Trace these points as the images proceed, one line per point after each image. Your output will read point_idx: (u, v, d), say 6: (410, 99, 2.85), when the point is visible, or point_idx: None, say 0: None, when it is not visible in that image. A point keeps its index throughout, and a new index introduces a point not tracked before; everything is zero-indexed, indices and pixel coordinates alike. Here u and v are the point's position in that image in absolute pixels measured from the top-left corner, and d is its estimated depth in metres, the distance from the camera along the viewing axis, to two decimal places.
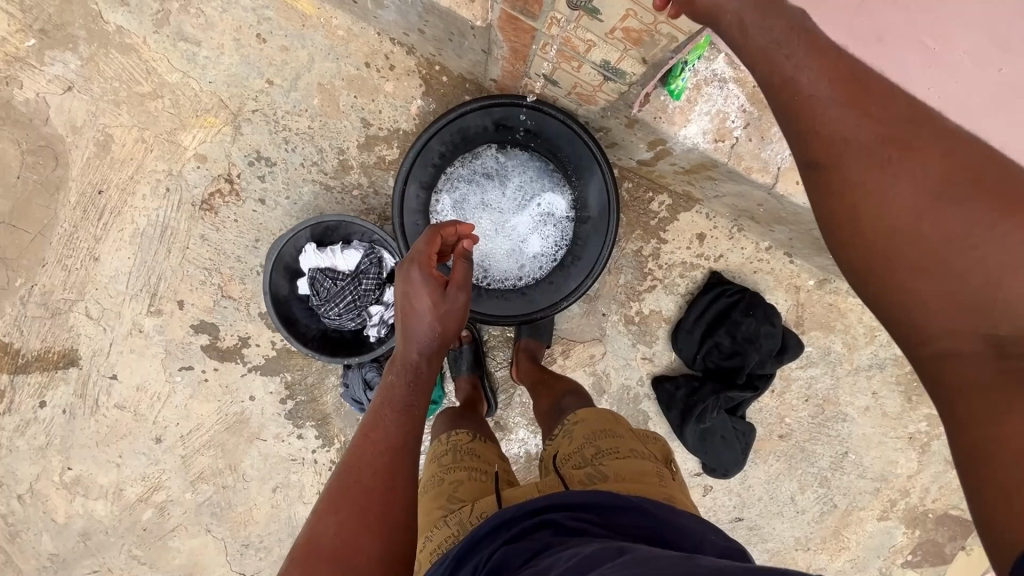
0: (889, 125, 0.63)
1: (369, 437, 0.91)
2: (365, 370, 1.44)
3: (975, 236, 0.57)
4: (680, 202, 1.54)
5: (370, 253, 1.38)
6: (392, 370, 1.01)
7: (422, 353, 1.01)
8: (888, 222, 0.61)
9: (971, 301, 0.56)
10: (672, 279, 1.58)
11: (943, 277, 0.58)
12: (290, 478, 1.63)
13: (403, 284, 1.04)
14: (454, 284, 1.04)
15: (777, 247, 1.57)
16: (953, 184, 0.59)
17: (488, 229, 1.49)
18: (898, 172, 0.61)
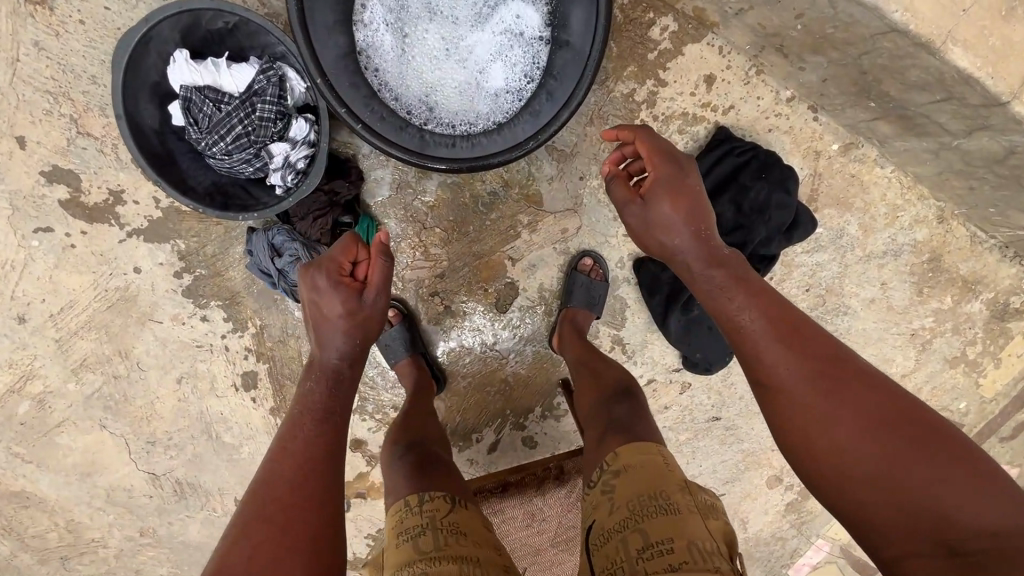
0: (810, 363, 0.73)
1: (283, 452, 0.79)
2: (273, 233, 1.11)
3: (862, 417, 0.69)
4: (688, 29, 1.19)
5: (267, 70, 1.00)
6: (311, 376, 0.86)
7: (345, 355, 0.86)
8: (806, 417, 0.72)
9: (872, 447, 0.67)
10: (669, 136, 1.27)
11: (851, 438, 0.68)
12: (198, 368, 1.35)
13: (304, 292, 0.85)
14: (371, 285, 0.87)
15: (801, 98, 1.26)
16: (842, 388, 0.71)
17: (435, 51, 1.10)
18: (851, 403, 0.70)
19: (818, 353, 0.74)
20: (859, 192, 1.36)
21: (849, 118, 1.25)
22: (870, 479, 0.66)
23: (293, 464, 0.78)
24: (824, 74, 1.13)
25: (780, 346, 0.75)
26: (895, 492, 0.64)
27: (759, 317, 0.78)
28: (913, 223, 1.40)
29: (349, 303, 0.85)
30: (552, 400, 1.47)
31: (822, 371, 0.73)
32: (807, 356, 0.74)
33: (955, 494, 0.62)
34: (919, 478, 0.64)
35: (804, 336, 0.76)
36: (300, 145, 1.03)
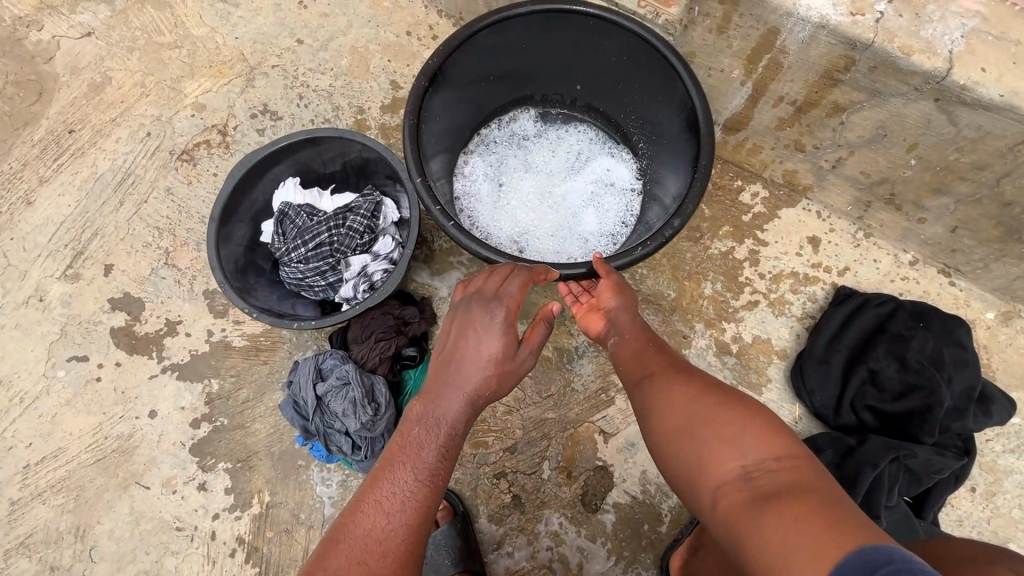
0: (660, 359, 0.72)
1: (364, 521, 0.55)
2: (322, 355, 0.92)
3: (695, 394, 0.64)
4: (779, 194, 1.16)
5: (368, 193, 1.01)
6: (421, 420, 0.63)
7: (472, 407, 0.65)
8: (652, 404, 0.67)
9: (700, 417, 0.61)
10: (780, 295, 1.12)
11: (686, 410, 0.63)
12: (163, 565, 0.98)
13: (475, 317, 0.67)
14: (528, 342, 0.70)
15: (926, 261, 1.12)
16: (679, 373, 0.68)
17: (528, 198, 1.11)
18: (689, 380, 0.67)
19: (668, 356, 0.73)
20: None
21: (999, 280, 1.07)
22: (697, 444, 0.60)
23: (370, 542, 0.53)
24: (952, 222, 1.03)
25: (639, 350, 0.74)
26: (724, 454, 0.57)
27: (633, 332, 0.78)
28: None
29: (504, 353, 0.66)
30: None
31: (667, 365, 0.70)
32: (658, 357, 0.72)
33: (752, 440, 0.57)
34: (744, 438, 0.57)
35: (664, 348, 0.75)
36: (381, 259, 0.96)
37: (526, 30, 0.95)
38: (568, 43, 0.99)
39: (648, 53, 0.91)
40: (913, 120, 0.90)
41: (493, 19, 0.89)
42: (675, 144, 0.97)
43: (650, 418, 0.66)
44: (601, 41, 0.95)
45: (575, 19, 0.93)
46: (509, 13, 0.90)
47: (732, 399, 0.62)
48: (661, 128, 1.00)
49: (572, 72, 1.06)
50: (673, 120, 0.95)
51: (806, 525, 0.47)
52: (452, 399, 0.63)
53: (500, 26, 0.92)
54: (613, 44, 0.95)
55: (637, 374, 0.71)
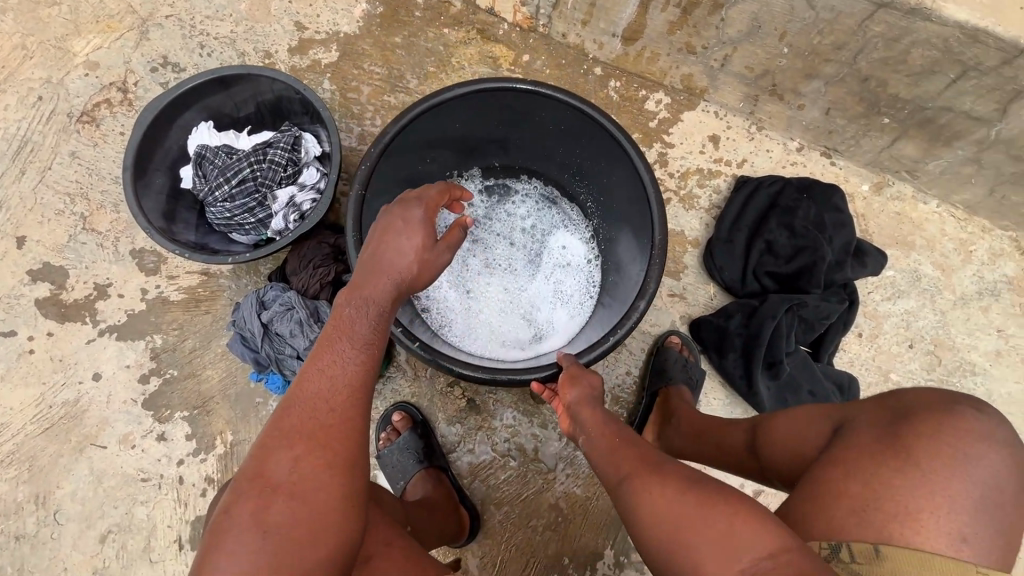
0: (634, 455, 0.67)
1: (306, 389, 0.58)
2: (263, 289, 0.95)
3: (681, 496, 0.58)
4: (679, 99, 1.26)
5: (286, 128, 1.02)
6: (350, 300, 0.65)
7: (399, 288, 0.67)
8: (638, 512, 0.60)
9: (688, 517, 0.56)
10: (689, 191, 1.23)
11: (675, 513, 0.57)
12: (134, 515, 0.99)
13: (392, 217, 0.70)
14: (447, 240, 0.72)
15: (810, 146, 1.26)
16: (656, 471, 0.63)
17: (486, 278, 1.07)
18: (669, 479, 0.61)
19: (642, 451, 0.68)
20: (915, 230, 1.24)
21: (869, 154, 1.22)
22: (698, 553, 0.54)
23: (315, 404, 0.57)
24: (825, 104, 1.16)
25: (612, 451, 0.69)
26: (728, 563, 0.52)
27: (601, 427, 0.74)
28: (992, 257, 1.23)
29: (425, 241, 0.69)
30: (625, 536, 1.04)
31: (641, 462, 0.66)
32: (633, 454, 0.67)
33: (746, 532, 0.53)
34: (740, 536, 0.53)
35: (636, 442, 0.71)
36: (308, 189, 0.98)
37: (457, 110, 0.89)
38: (507, 115, 0.94)
39: (582, 121, 0.88)
40: (780, 9, 1.00)
41: (423, 109, 0.83)
42: (625, 214, 0.94)
43: (639, 530, 0.60)
44: (535, 111, 0.91)
45: (507, 95, 0.88)
46: (439, 100, 0.83)
47: (716, 491, 0.58)
48: (613, 198, 0.96)
49: (513, 140, 1.00)
50: (623, 192, 0.92)
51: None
52: (381, 281, 0.66)
53: (432, 109, 0.85)
54: (547, 113, 0.91)
55: (615, 475, 0.66)
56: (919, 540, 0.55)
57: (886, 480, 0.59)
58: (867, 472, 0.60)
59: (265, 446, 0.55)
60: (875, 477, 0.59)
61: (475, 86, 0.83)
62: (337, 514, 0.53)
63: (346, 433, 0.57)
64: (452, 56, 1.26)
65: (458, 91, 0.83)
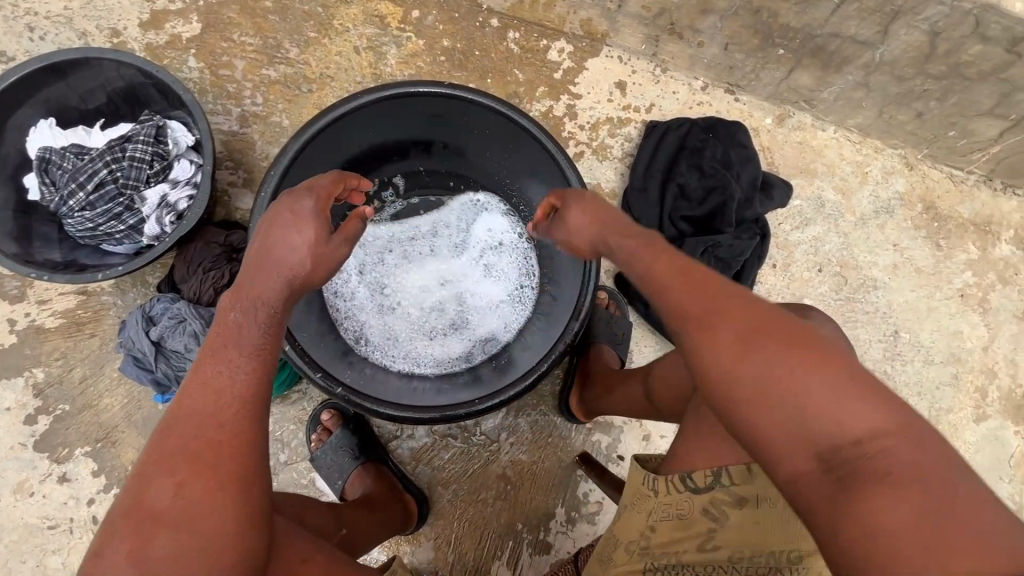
0: (702, 302, 0.55)
1: (191, 404, 0.51)
2: (149, 302, 0.85)
3: (776, 366, 0.48)
4: (582, 46, 1.22)
5: (145, 118, 0.90)
6: (236, 303, 0.57)
7: (292, 287, 0.59)
8: (709, 374, 0.51)
9: (778, 386, 0.47)
10: (601, 142, 1.21)
11: (766, 386, 0.48)
12: (48, 565, 0.91)
13: (279, 210, 0.62)
14: (345, 231, 0.65)
15: (714, 84, 1.25)
16: (753, 330, 0.51)
17: (417, 292, 1.04)
18: (766, 339, 0.50)
19: (721, 294, 0.55)
20: (816, 157, 1.28)
21: (769, 86, 1.24)
22: (784, 424, 0.47)
23: (199, 421, 0.50)
24: (723, 40, 1.16)
25: (679, 295, 0.57)
26: (819, 441, 0.46)
27: (651, 264, 0.62)
28: (885, 175, 1.30)
29: (318, 234, 0.61)
30: (574, 492, 1.06)
31: (719, 312, 0.53)
32: (704, 300, 0.55)
33: (859, 410, 0.45)
34: (850, 413, 0.45)
35: (709, 280, 0.57)
36: (182, 186, 0.87)
37: (365, 119, 0.86)
38: (425, 121, 0.92)
39: (502, 123, 0.87)
40: None
41: (326, 121, 0.80)
42: None
43: (709, 388, 0.52)
44: (453, 115, 0.90)
45: (420, 101, 0.86)
46: (342, 113, 0.80)
47: (825, 358, 0.48)
48: (541, 197, 0.96)
49: (434, 144, 0.99)
50: (551, 193, 0.92)
51: (917, 574, 0.39)
52: (269, 280, 0.58)
53: (339, 122, 0.83)
54: (469, 116, 0.90)
55: (681, 327, 0.55)
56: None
57: None
58: None
59: (146, 471, 0.48)
60: None
61: (387, 92, 0.82)
62: (232, 539, 0.47)
63: (245, 449, 0.50)
64: (334, 18, 1.14)
65: (366, 97, 0.80)
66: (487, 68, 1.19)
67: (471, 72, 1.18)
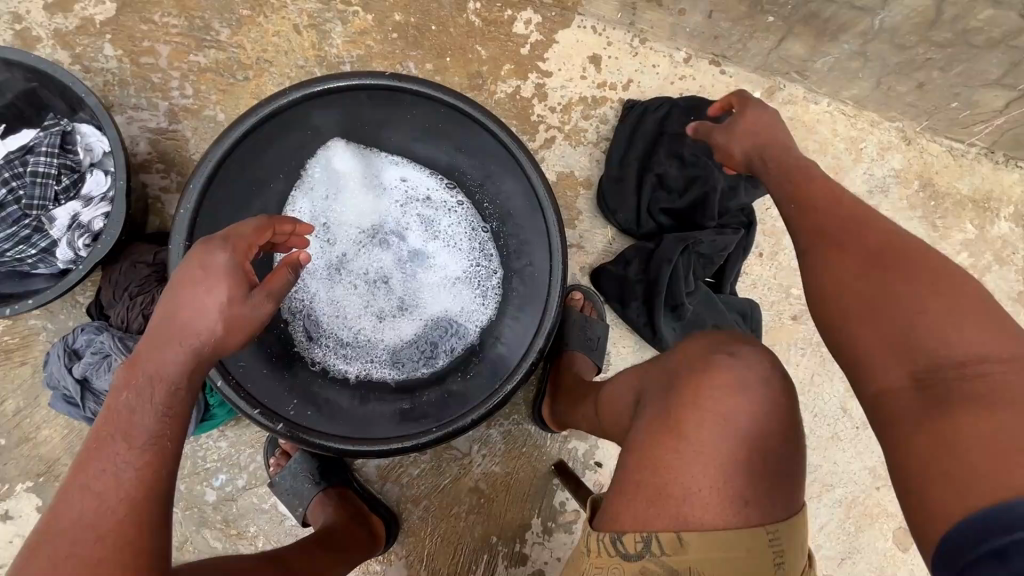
0: (834, 221, 0.60)
1: (71, 511, 0.46)
2: (73, 335, 0.78)
3: (897, 287, 0.53)
4: (550, 16, 1.09)
5: (49, 125, 0.79)
6: (126, 385, 0.49)
7: (198, 359, 0.52)
8: (825, 288, 0.58)
9: (884, 294, 0.53)
10: (574, 125, 1.10)
11: (881, 297, 0.53)
12: None
13: (189, 265, 0.54)
14: (269, 284, 0.56)
15: (697, 55, 1.14)
16: (875, 259, 0.55)
17: (371, 300, 0.95)
18: (903, 257, 0.54)
19: (838, 212, 0.60)
20: (808, 134, 1.19)
21: (758, 57, 1.12)
22: (897, 324, 0.52)
23: (81, 530, 0.45)
24: (707, 8, 1.04)
25: (804, 220, 0.62)
26: (924, 350, 0.50)
27: (789, 185, 0.66)
28: (881, 152, 1.21)
29: (234, 292, 0.53)
30: (551, 501, 1.03)
31: (824, 242, 0.59)
32: (831, 217, 0.60)
33: (972, 325, 0.49)
34: (957, 328, 0.49)
35: (838, 207, 0.61)
36: (97, 202, 0.77)
37: (304, 115, 0.78)
38: (375, 117, 0.85)
39: (453, 115, 0.80)
40: None
41: (257, 119, 0.72)
42: (519, 215, 0.86)
43: (825, 291, 0.57)
44: (404, 110, 0.82)
45: (365, 95, 0.78)
46: (275, 109, 0.72)
47: (934, 286, 0.52)
48: (502, 194, 0.87)
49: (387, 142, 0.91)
50: (513, 189, 0.83)
51: (979, 471, 0.44)
52: (167, 351, 0.51)
53: (276, 119, 0.75)
54: (419, 112, 0.82)
55: (820, 229, 0.60)
56: (708, 518, 0.55)
57: (683, 462, 0.56)
58: (659, 455, 0.58)
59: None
60: (670, 463, 0.57)
61: (325, 85, 0.74)
62: None
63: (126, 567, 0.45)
64: None
65: (298, 94, 0.73)
66: (446, 46, 1.07)
67: (428, 50, 1.06)
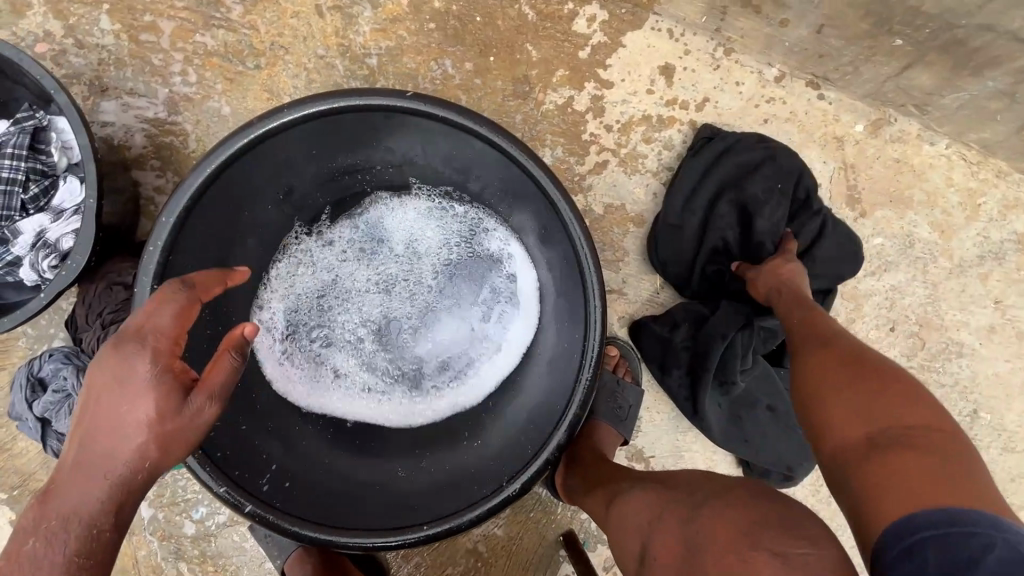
0: (815, 326, 0.67)
1: None
2: (40, 361, 0.69)
3: (852, 362, 0.57)
4: (619, 14, 0.91)
5: (18, 120, 0.68)
6: (40, 521, 0.44)
7: (123, 487, 0.46)
8: (797, 382, 0.61)
9: (848, 370, 0.56)
10: (632, 148, 0.93)
11: (841, 368, 0.57)
12: None
13: (101, 373, 0.46)
14: (205, 384, 0.47)
15: (793, 74, 0.94)
16: (837, 356, 0.60)
17: (373, 359, 0.78)
18: (852, 352, 0.59)
19: (817, 322, 0.68)
20: (915, 181, 0.98)
21: (870, 83, 0.91)
22: (839, 399, 0.54)
23: None
24: (817, 20, 0.85)
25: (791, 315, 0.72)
26: (868, 410, 0.51)
27: (787, 297, 0.76)
28: (1004, 210, 0.99)
29: (163, 406, 0.46)
30: (554, 574, 0.92)
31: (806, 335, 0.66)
32: (809, 324, 0.68)
33: (899, 394, 0.51)
34: (887, 392, 0.51)
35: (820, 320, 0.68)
36: (68, 216, 0.67)
37: (304, 138, 0.65)
38: (388, 146, 0.71)
39: (482, 149, 0.66)
40: None
41: (248, 141, 0.60)
42: (560, 268, 0.70)
43: (794, 375, 0.62)
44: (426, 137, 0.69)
45: (380, 115, 0.65)
46: (268, 129, 0.60)
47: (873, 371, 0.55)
48: (538, 242, 0.73)
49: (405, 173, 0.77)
50: (554, 238, 0.68)
51: (910, 492, 0.43)
52: (83, 488, 0.45)
53: (269, 139, 0.62)
54: (444, 141, 0.68)
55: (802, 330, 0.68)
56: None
57: None
58: None
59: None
60: None
61: (334, 104, 0.61)
62: None
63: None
64: None
65: (295, 113, 0.60)
66: (491, 42, 0.90)
67: (469, 45, 0.90)
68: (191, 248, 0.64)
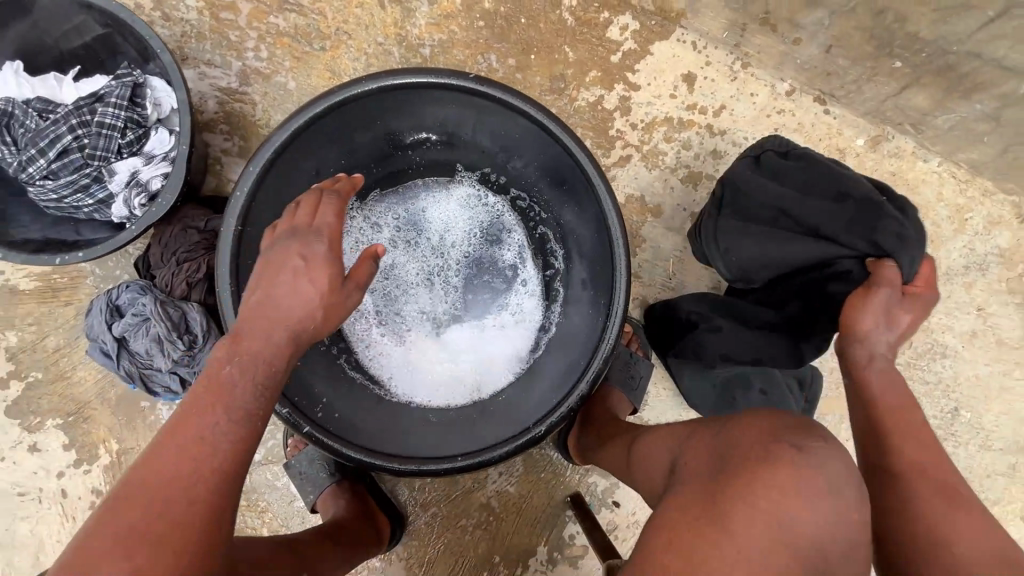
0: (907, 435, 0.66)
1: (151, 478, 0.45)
2: (118, 291, 0.77)
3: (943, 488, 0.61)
4: (648, 25, 1.01)
5: (120, 76, 0.77)
6: (232, 357, 0.51)
7: (297, 342, 0.53)
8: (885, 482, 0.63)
9: (939, 499, 0.60)
10: (654, 146, 1.03)
11: (934, 496, 0.60)
12: (14, 532, 0.90)
13: (285, 251, 0.55)
14: (356, 277, 0.57)
15: (803, 89, 1.03)
16: (924, 474, 0.62)
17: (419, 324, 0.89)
18: (949, 487, 0.61)
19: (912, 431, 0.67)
20: (908, 194, 1.07)
21: (870, 101, 1.01)
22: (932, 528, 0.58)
23: (158, 501, 0.45)
24: (827, 41, 0.97)
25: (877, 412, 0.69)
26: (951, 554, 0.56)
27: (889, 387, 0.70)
28: (989, 226, 1.08)
29: (330, 284, 0.55)
30: (560, 532, 0.99)
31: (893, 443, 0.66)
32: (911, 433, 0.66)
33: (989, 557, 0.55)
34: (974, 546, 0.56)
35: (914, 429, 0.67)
36: (158, 162, 0.76)
37: (375, 108, 0.73)
38: (445, 123, 0.79)
39: (529, 128, 0.74)
40: None
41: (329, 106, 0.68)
42: (589, 243, 0.79)
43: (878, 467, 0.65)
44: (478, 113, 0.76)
45: (442, 93, 0.73)
46: (348, 95, 0.68)
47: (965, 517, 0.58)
48: (570, 218, 0.82)
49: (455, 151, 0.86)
50: (585, 214, 0.76)
51: None
52: (264, 336, 0.52)
53: (346, 107, 0.70)
54: (494, 119, 0.76)
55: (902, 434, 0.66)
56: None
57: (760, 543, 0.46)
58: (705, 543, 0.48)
59: (88, 551, 0.42)
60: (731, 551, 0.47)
61: (403, 79, 0.69)
62: None
63: (195, 542, 0.45)
64: None
65: (372, 84, 0.68)
66: (533, 42, 1.00)
67: (513, 43, 1.00)
68: (271, 193, 0.71)
